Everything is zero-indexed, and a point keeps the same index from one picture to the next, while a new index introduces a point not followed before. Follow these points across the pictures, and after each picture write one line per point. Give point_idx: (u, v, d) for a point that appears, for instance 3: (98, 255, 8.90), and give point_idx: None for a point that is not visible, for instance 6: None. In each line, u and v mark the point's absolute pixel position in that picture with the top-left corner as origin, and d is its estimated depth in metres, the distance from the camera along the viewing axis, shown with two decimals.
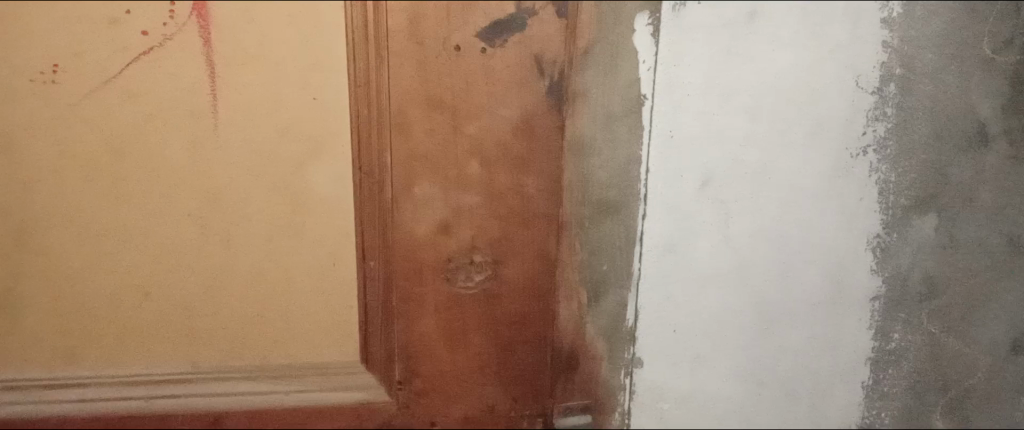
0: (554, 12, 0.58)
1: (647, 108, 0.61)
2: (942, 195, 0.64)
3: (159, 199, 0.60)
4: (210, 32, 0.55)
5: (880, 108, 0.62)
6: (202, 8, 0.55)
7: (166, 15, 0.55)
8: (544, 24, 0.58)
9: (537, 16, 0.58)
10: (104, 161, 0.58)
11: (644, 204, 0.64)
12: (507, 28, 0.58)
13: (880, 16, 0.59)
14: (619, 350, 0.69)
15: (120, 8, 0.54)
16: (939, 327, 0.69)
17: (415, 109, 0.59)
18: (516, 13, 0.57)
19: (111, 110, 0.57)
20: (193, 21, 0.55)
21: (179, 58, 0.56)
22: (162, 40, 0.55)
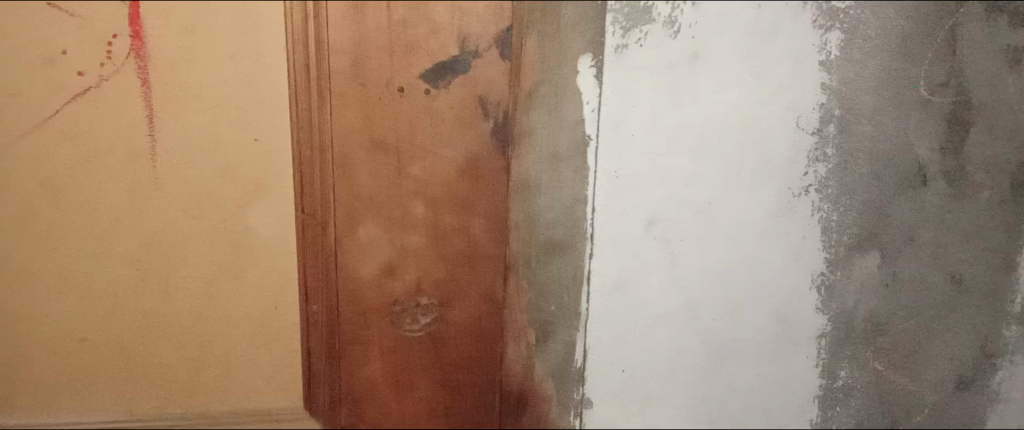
0: (498, 54, 0.58)
1: (592, 149, 0.61)
2: (883, 234, 0.65)
3: (94, 242, 0.58)
4: (149, 73, 0.55)
5: (821, 148, 0.62)
6: (141, 49, 0.54)
7: (103, 56, 0.54)
8: (488, 66, 0.58)
9: (480, 58, 0.58)
10: (38, 202, 0.56)
11: (591, 243, 0.64)
12: (452, 71, 0.58)
13: (818, 59, 0.60)
14: (569, 391, 0.68)
15: (57, 48, 0.53)
16: (884, 364, 0.69)
17: (359, 150, 0.59)
18: (460, 55, 0.57)
19: (44, 151, 0.55)
20: (131, 61, 0.55)
21: (115, 99, 0.55)
22: (98, 81, 0.54)
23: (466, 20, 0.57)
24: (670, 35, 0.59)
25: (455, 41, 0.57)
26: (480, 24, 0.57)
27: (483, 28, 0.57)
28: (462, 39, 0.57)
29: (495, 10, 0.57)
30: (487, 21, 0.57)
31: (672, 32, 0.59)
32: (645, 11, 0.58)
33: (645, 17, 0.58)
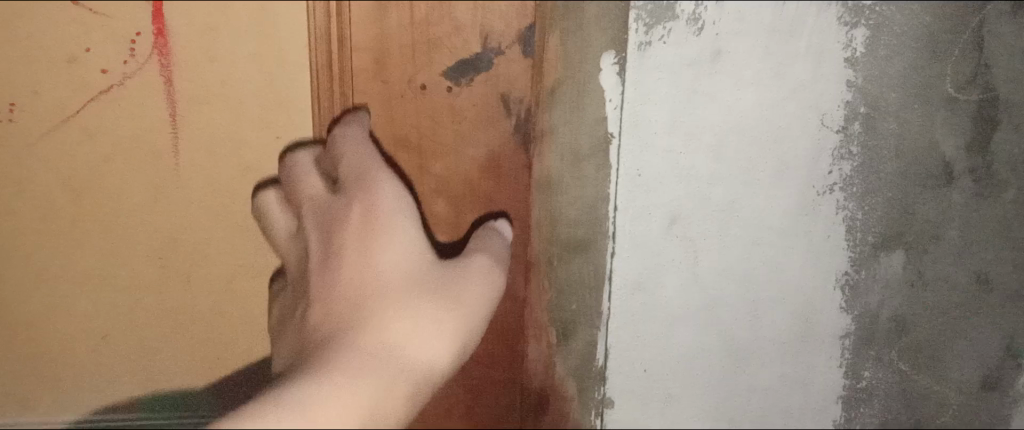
0: (520, 52, 0.56)
1: (614, 147, 0.61)
2: (908, 233, 0.65)
3: (117, 240, 0.60)
4: (173, 71, 0.55)
5: (845, 147, 0.62)
6: (164, 48, 0.54)
7: (126, 53, 0.54)
8: (510, 63, 0.56)
9: (502, 56, 0.56)
10: (62, 201, 0.58)
11: (613, 242, 0.65)
12: (473, 67, 0.56)
13: (843, 57, 0.59)
14: (591, 390, 0.71)
15: (79, 46, 0.53)
16: (908, 365, 0.70)
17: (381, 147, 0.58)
18: (482, 52, 0.56)
19: (70, 148, 0.56)
20: (153, 59, 0.54)
21: (138, 97, 0.55)
22: (122, 78, 0.54)
23: (489, 18, 0.55)
24: (693, 32, 0.58)
25: (477, 39, 0.55)
26: (503, 22, 0.55)
27: (506, 26, 0.55)
28: (484, 37, 0.55)
29: (519, 7, 0.55)
30: (510, 18, 0.55)
31: (695, 29, 0.58)
32: (669, 8, 0.57)
33: (668, 13, 0.57)
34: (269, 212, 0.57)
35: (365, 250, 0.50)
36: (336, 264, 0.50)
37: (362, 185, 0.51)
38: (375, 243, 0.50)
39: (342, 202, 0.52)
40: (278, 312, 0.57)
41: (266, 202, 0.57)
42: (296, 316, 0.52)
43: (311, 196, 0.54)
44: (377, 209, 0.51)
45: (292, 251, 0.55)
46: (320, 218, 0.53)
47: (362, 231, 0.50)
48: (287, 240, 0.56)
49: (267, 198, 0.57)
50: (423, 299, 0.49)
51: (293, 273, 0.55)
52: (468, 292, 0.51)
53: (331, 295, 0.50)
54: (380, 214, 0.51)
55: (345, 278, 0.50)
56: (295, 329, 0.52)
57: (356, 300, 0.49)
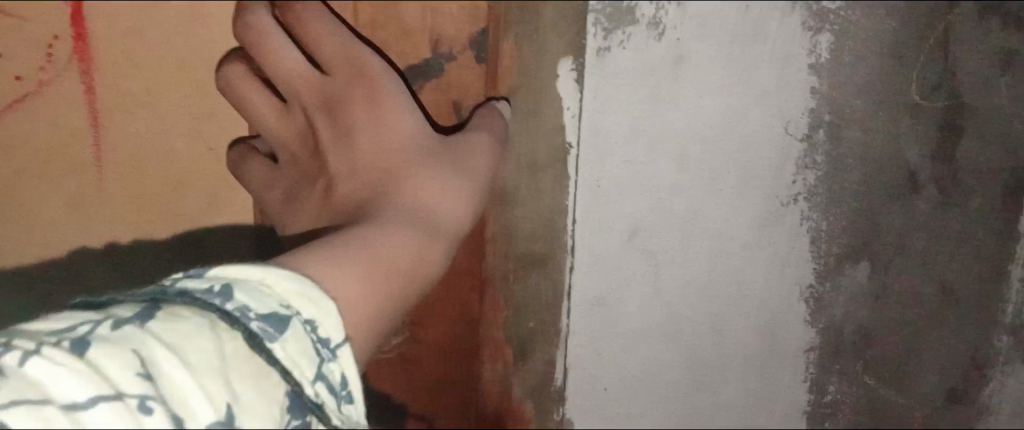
0: (473, 57, 0.55)
1: (572, 158, 0.59)
2: (872, 243, 0.61)
3: None
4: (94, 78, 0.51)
5: (810, 155, 0.60)
6: (85, 52, 0.51)
7: (42, 58, 0.50)
8: (462, 69, 0.55)
9: (454, 61, 0.55)
10: None
11: (571, 256, 0.62)
12: (423, 72, 0.55)
13: (807, 62, 0.57)
14: (550, 411, 0.69)
15: None
16: (873, 378, 0.68)
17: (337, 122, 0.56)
18: (431, 59, 0.54)
19: None
20: (73, 65, 0.51)
21: (58, 104, 0.51)
22: (40, 86, 0.50)
23: (441, 22, 0.53)
24: (654, 37, 0.56)
25: (427, 42, 0.54)
26: (453, 24, 0.53)
27: (458, 30, 0.54)
28: (435, 42, 0.54)
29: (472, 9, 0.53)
30: (462, 21, 0.53)
31: (657, 33, 0.56)
32: (629, 11, 0.55)
33: (628, 17, 0.55)
34: (239, 88, 0.54)
35: (377, 120, 0.55)
36: (350, 142, 0.56)
37: (354, 70, 0.54)
38: (383, 120, 0.55)
39: (337, 85, 0.55)
40: (275, 199, 0.57)
41: (230, 78, 0.54)
42: (315, 187, 0.57)
43: (297, 74, 0.56)
44: (376, 84, 0.54)
45: (288, 131, 0.58)
46: (316, 96, 0.56)
47: (368, 111, 0.55)
48: (275, 119, 0.57)
49: (235, 73, 0.54)
50: (433, 162, 0.54)
51: (292, 152, 0.58)
52: (479, 160, 0.54)
53: (356, 172, 0.55)
54: (383, 91, 0.54)
55: (364, 152, 0.55)
56: (316, 204, 0.55)
57: (383, 169, 0.54)
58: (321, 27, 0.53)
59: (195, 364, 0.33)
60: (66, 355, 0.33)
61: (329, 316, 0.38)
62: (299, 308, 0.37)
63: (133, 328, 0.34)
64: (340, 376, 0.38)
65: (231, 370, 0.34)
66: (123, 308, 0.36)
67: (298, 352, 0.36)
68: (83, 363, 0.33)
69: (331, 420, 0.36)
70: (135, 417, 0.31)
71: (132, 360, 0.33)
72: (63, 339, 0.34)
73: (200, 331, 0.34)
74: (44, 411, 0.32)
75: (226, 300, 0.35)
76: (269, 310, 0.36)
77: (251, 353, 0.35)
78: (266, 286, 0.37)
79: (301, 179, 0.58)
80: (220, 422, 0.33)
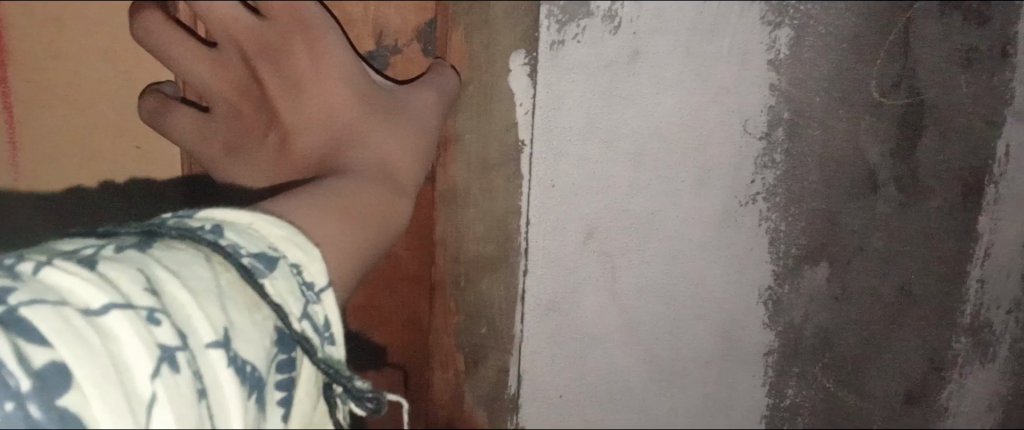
0: (420, 50, 0.54)
1: (526, 156, 0.57)
2: (830, 245, 0.61)
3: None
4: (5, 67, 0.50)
5: (769, 154, 0.58)
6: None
7: None
8: (409, 62, 0.54)
9: (400, 53, 0.53)
10: None
11: (525, 260, 0.60)
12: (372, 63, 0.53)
13: (766, 58, 0.55)
14: (503, 420, 0.66)
15: None
16: (832, 380, 0.66)
17: (264, 67, 0.48)
18: (377, 50, 0.53)
19: None
20: None
21: None
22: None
23: (385, 13, 0.52)
24: (610, 30, 0.54)
25: (372, 34, 0.52)
26: (398, 13, 0.52)
27: (403, 22, 0.52)
28: (380, 35, 0.52)
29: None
30: (406, 12, 0.52)
31: (612, 27, 0.54)
32: (583, 4, 0.53)
33: (583, 10, 0.53)
34: (156, 38, 0.48)
35: (321, 63, 0.48)
36: (301, 92, 0.49)
37: (297, 23, 0.47)
38: (327, 74, 0.48)
39: (281, 32, 0.47)
40: (217, 152, 0.51)
41: (145, 26, 0.48)
42: (266, 140, 0.51)
43: (231, 19, 0.45)
44: (321, 36, 0.48)
45: (222, 80, 0.49)
46: (254, 47, 0.46)
47: (316, 63, 0.48)
48: (205, 66, 0.48)
49: (150, 20, 0.48)
50: (380, 121, 0.49)
51: (227, 101, 0.50)
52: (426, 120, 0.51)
53: (312, 124, 0.49)
54: (326, 41, 0.48)
55: (315, 111, 0.49)
56: (270, 155, 0.51)
57: (335, 122, 0.49)
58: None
59: (195, 288, 0.28)
60: (65, 264, 0.28)
61: (315, 261, 0.33)
62: (287, 250, 0.32)
63: (132, 251, 0.29)
64: (326, 320, 0.33)
65: (227, 299, 0.29)
66: (118, 237, 0.31)
67: (287, 291, 0.31)
68: (90, 273, 0.27)
69: (318, 355, 0.33)
70: (146, 328, 0.27)
71: (137, 274, 0.28)
72: (62, 256, 0.28)
73: (197, 260, 0.29)
74: (56, 312, 0.26)
75: (218, 235, 0.31)
76: (259, 249, 0.31)
77: (245, 285, 0.30)
78: (252, 228, 0.32)
79: (238, 127, 0.51)
80: (218, 343, 0.28)
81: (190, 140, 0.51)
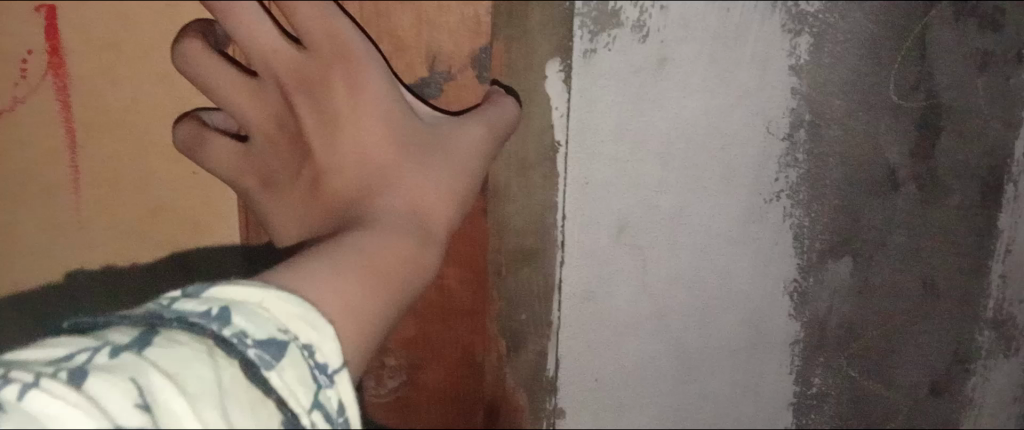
0: (474, 76, 0.57)
1: (561, 155, 0.62)
2: (853, 240, 0.65)
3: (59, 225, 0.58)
4: (68, 93, 0.54)
5: (792, 154, 0.62)
6: (59, 67, 0.54)
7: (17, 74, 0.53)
8: (462, 88, 0.58)
9: (453, 80, 0.58)
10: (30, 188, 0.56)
11: (561, 251, 0.65)
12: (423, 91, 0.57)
13: (787, 64, 0.59)
14: (541, 400, 0.71)
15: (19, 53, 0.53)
16: (857, 370, 0.70)
17: (300, 99, 0.51)
18: (430, 76, 0.57)
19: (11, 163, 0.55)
20: (49, 81, 0.54)
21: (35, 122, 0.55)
22: (13, 104, 0.54)
23: (435, 35, 0.56)
24: (639, 39, 0.58)
25: (425, 60, 0.57)
26: (450, 39, 0.56)
27: (456, 46, 0.56)
28: (431, 60, 0.56)
29: (471, 24, 0.56)
30: (460, 37, 0.56)
31: (640, 36, 0.58)
32: (614, 15, 0.57)
33: (613, 20, 0.58)
34: (199, 68, 0.50)
35: (358, 95, 0.51)
36: (335, 129, 0.52)
37: (334, 49, 0.49)
38: (364, 112, 0.51)
39: (319, 62, 0.50)
40: (254, 185, 0.55)
41: (185, 56, 0.50)
42: (298, 178, 0.54)
43: (273, 51, 0.49)
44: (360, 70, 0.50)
45: (257, 111, 0.52)
46: (292, 77, 0.50)
47: (353, 99, 0.51)
48: (246, 100, 0.52)
49: (192, 50, 0.50)
50: (420, 159, 0.51)
51: (265, 135, 0.53)
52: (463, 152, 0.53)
53: (344, 164, 0.52)
54: (366, 75, 0.50)
55: (348, 151, 0.51)
56: (304, 189, 0.54)
57: (370, 167, 0.51)
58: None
59: (186, 393, 0.32)
60: (61, 384, 0.32)
61: (328, 340, 0.36)
62: (296, 332, 0.35)
63: (129, 355, 0.33)
64: (339, 404, 0.36)
65: (227, 397, 0.33)
66: (126, 330, 0.35)
67: (293, 379, 0.34)
68: (79, 393, 0.32)
69: None
70: None
71: (129, 387, 0.32)
72: (58, 371, 0.33)
73: (194, 359, 0.33)
74: None
75: (222, 324, 0.34)
76: (265, 336, 0.34)
77: (245, 381, 0.34)
78: (262, 307, 0.35)
79: (276, 161, 0.54)
80: None
81: (228, 172, 0.54)
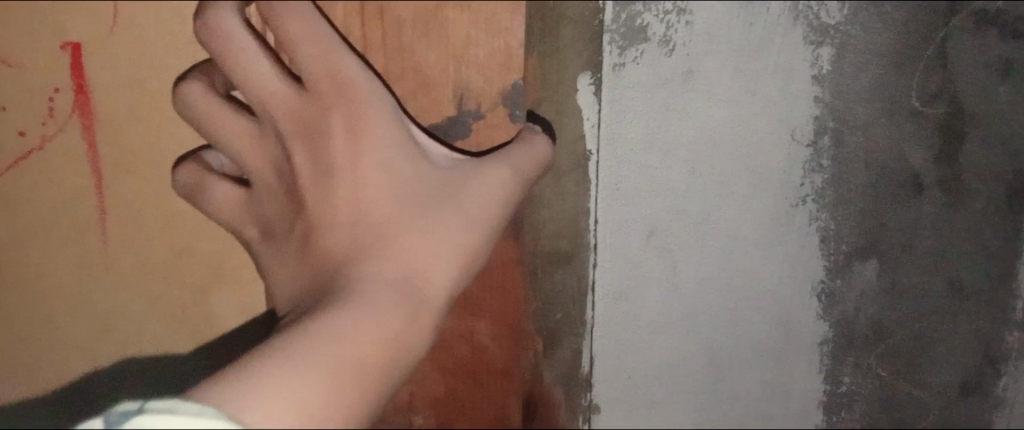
0: (508, 114, 0.55)
1: (592, 163, 0.65)
2: (880, 242, 0.67)
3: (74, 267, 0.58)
4: (94, 133, 0.54)
5: (816, 160, 0.64)
6: (84, 105, 0.54)
7: (46, 114, 0.54)
8: (494, 126, 0.56)
9: (482, 120, 0.55)
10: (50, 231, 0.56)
11: (593, 254, 0.68)
12: (449, 132, 0.55)
13: (810, 74, 0.61)
14: (578, 394, 0.75)
15: (48, 86, 0.53)
16: (886, 370, 0.72)
17: (298, 148, 0.48)
18: (461, 115, 0.55)
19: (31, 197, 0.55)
20: (75, 118, 0.54)
21: (59, 160, 0.55)
22: (42, 142, 0.54)
23: (466, 73, 0.53)
24: (665, 52, 0.61)
25: (453, 97, 0.54)
26: (482, 76, 0.54)
27: (486, 82, 0.54)
28: (460, 98, 0.54)
29: (502, 57, 0.53)
30: (491, 73, 0.54)
31: (667, 50, 0.61)
32: (641, 30, 0.61)
33: (640, 35, 0.61)
34: (198, 110, 0.50)
35: (358, 143, 0.47)
36: (330, 185, 0.47)
37: (337, 88, 0.46)
38: (364, 161, 0.47)
39: (320, 103, 0.47)
40: (255, 236, 0.53)
41: (184, 95, 0.50)
42: (292, 233, 0.50)
43: (269, 93, 0.47)
44: (360, 112, 0.46)
45: (258, 157, 0.51)
46: (293, 123, 0.47)
47: (354, 143, 0.47)
48: (246, 144, 0.51)
49: (189, 88, 0.50)
50: (421, 212, 0.46)
51: (265, 182, 0.52)
52: (480, 201, 0.48)
53: (337, 224, 0.47)
54: (370, 116, 0.47)
55: (345, 208, 0.47)
56: (300, 250, 0.49)
57: (361, 224, 0.46)
58: (292, 7, 0.45)
59: None
60: None
61: None
62: None
63: None
64: None
65: None
66: None
67: None
68: None
69: None
70: None
71: None
72: None
73: None
74: None
75: None
76: None
77: None
78: None
79: (280, 215, 0.51)
80: None
81: (230, 218, 0.53)
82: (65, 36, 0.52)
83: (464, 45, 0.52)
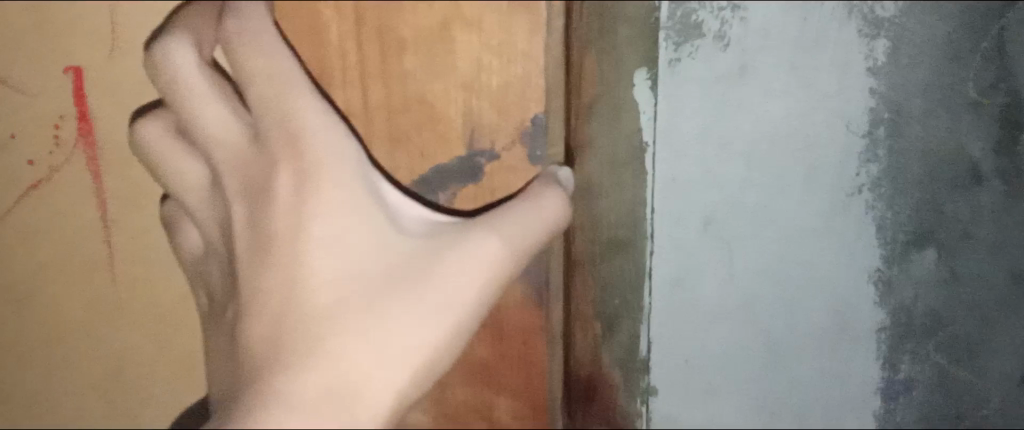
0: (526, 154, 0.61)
1: (650, 155, 0.68)
2: (937, 232, 0.66)
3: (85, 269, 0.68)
4: (97, 163, 0.66)
5: (873, 150, 0.66)
6: (87, 129, 0.65)
7: (53, 141, 0.65)
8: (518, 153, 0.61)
9: (497, 159, 0.61)
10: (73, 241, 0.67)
11: (651, 242, 0.71)
12: (454, 178, 0.62)
13: (866, 67, 0.63)
14: (637, 379, 0.77)
15: (55, 115, 0.64)
16: (946, 357, 0.72)
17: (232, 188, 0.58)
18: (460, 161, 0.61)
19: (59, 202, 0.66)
20: (80, 145, 0.66)
21: (74, 181, 0.66)
22: (51, 171, 0.65)
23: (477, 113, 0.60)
24: (720, 48, 0.64)
25: (465, 132, 0.61)
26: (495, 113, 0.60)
27: (497, 118, 0.60)
28: (472, 133, 0.61)
29: (525, 84, 0.59)
30: (511, 101, 0.60)
31: (722, 45, 0.64)
32: (697, 27, 0.63)
33: (697, 32, 0.64)
34: (154, 147, 0.62)
35: (303, 198, 0.55)
36: (272, 252, 0.55)
37: (286, 137, 0.56)
38: (315, 219, 0.55)
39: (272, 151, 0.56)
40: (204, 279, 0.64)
41: (145, 134, 0.62)
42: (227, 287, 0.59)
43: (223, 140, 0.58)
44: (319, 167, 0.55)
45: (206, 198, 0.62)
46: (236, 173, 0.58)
47: (297, 205, 0.55)
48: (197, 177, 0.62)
49: (148, 129, 0.62)
50: (376, 275, 0.54)
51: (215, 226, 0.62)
52: (433, 278, 0.54)
53: (268, 270, 0.55)
54: (324, 169, 0.55)
55: (285, 249, 0.55)
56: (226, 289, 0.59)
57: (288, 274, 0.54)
58: (262, 55, 0.56)
59: None
60: None
61: None
62: None
63: None
64: None
65: None
66: None
67: None
68: None
69: None
70: None
71: None
72: None
73: None
74: None
75: None
76: None
77: None
78: None
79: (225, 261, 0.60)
80: None
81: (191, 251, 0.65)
82: (67, 63, 0.63)
83: (476, 71, 0.59)
